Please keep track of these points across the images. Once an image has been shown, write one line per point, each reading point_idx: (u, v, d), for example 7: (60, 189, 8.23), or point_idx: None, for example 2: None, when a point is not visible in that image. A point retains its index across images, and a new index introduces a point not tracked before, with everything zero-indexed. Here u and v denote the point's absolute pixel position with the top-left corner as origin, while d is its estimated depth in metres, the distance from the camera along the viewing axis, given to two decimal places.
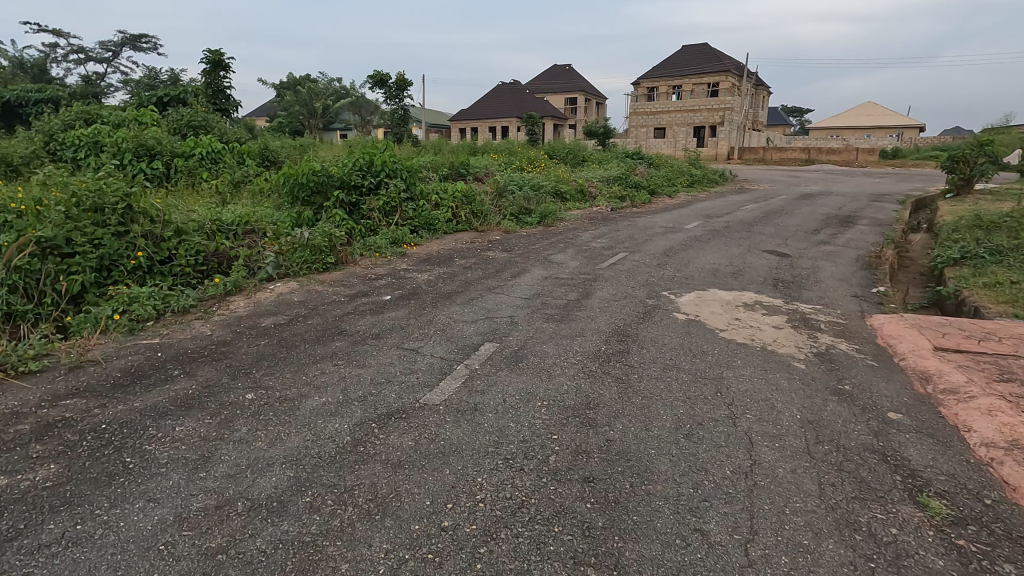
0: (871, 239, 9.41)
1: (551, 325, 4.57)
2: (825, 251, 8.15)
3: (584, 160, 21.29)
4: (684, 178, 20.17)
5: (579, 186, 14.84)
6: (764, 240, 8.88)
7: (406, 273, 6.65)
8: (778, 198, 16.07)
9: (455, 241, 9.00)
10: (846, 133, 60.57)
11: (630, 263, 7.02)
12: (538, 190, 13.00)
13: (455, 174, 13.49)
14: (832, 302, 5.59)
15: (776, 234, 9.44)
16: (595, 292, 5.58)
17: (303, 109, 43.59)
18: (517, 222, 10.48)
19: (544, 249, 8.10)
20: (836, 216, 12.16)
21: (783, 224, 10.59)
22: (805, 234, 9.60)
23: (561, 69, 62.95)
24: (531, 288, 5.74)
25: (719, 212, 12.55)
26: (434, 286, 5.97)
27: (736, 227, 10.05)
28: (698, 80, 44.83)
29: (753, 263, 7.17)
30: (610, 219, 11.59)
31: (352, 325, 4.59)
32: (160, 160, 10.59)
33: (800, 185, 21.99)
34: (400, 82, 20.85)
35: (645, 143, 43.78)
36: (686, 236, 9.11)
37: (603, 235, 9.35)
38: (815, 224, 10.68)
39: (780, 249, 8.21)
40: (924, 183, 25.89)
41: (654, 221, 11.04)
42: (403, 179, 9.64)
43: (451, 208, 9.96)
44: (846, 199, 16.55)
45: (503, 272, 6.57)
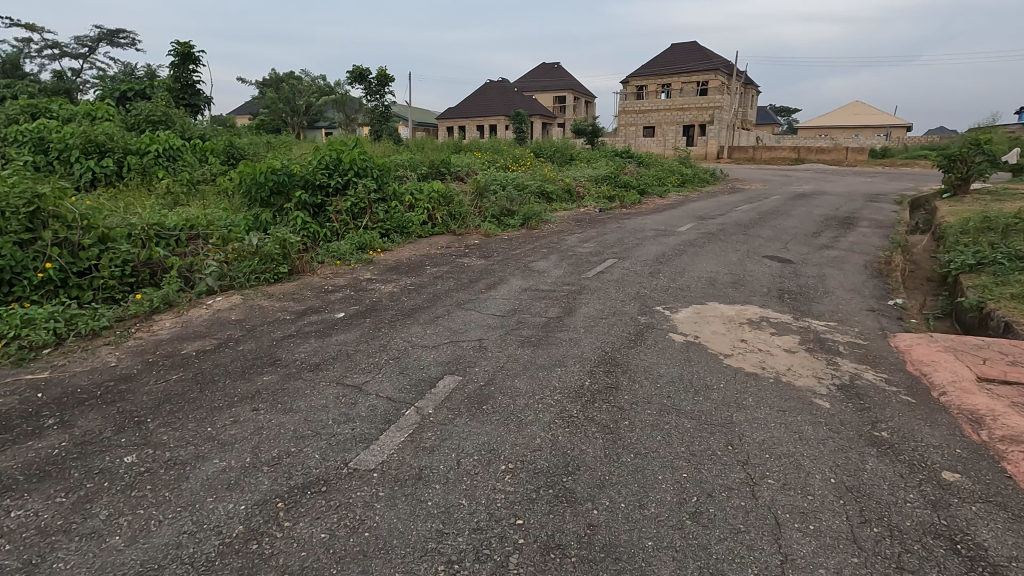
0: (876, 242, 8.81)
1: (526, 351, 3.86)
2: (829, 257, 7.53)
3: (571, 159, 20.62)
4: (675, 178, 19.57)
5: (566, 186, 14.19)
6: (763, 244, 8.25)
7: (370, 284, 5.91)
8: (772, 199, 15.52)
9: (429, 246, 8.27)
10: (835, 133, 60.54)
11: (620, 271, 6.34)
12: (522, 189, 12.31)
13: (435, 173, 12.77)
14: (847, 318, 4.93)
15: (775, 237, 8.82)
16: (579, 308, 4.90)
17: (286, 107, 42.49)
18: (498, 225, 9.78)
19: (525, 255, 7.39)
20: (834, 217, 11.59)
21: (781, 226, 9.98)
22: (805, 237, 8.99)
23: (550, 68, 62.36)
24: (508, 303, 5.04)
25: (712, 213, 11.94)
26: (398, 300, 5.24)
27: (732, 230, 9.43)
28: (687, 79, 44.42)
29: (754, 271, 6.52)
30: (598, 221, 10.91)
31: (290, 352, 3.85)
32: (110, 158, 9.75)
33: (792, 185, 21.51)
34: (380, 78, 19.99)
35: (634, 142, 43.23)
36: (679, 240, 8.46)
37: (590, 238, 8.68)
38: (815, 226, 10.09)
39: (781, 254, 7.57)
40: (916, 182, 25.55)
41: (644, 223, 10.39)
42: (373, 178, 8.92)
43: (427, 210, 9.24)
44: (842, 199, 16.03)
45: (477, 283, 5.86)
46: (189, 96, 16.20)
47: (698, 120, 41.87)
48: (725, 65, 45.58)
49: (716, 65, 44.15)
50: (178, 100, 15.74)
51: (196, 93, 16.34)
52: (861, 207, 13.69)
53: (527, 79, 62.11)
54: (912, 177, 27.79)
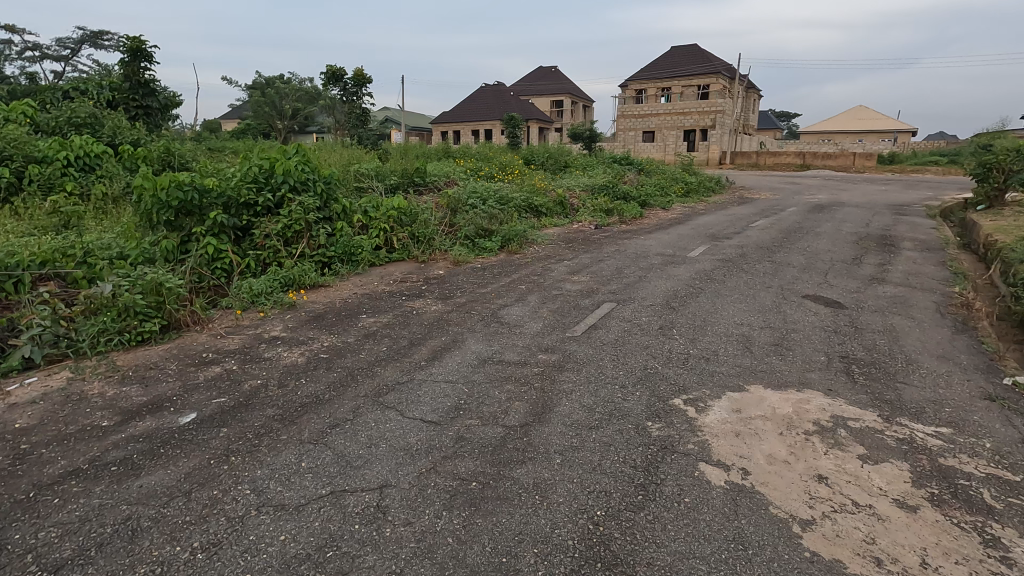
0: (934, 272, 7.18)
1: (455, 525, 2.20)
2: (887, 297, 5.89)
3: (567, 166, 19.02)
4: (679, 186, 18.02)
5: (556, 199, 12.62)
6: (798, 277, 6.60)
7: (271, 349, 4.25)
8: (788, 212, 13.94)
9: (380, 279, 6.64)
10: (839, 138, 59.13)
11: (620, 325, 4.69)
12: (504, 203, 10.70)
13: (406, 184, 11.18)
14: (963, 418, 3.27)
15: (808, 266, 7.21)
16: (558, 405, 3.23)
17: (272, 110, 40.97)
18: (472, 247, 8.14)
19: (498, 295, 5.75)
20: (866, 236, 10.02)
21: (811, 249, 8.39)
22: (845, 265, 7.37)
23: (546, 72, 61.01)
24: (453, 392, 3.38)
25: (726, 231, 10.34)
26: (294, 382, 3.58)
27: (755, 256, 7.80)
28: (687, 82, 43.02)
29: (798, 323, 4.88)
30: (593, 242, 9.31)
31: (38, 524, 2.19)
32: (5, 168, 8.11)
33: (804, 194, 19.96)
34: (358, 79, 18.35)
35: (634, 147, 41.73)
36: (693, 270, 6.81)
37: (582, 268, 7.06)
38: (850, 249, 8.50)
39: (825, 293, 5.93)
40: (935, 190, 24.01)
41: (648, 245, 8.78)
42: (316, 193, 7.32)
43: (383, 232, 7.60)
44: (866, 211, 14.44)
45: (421, 347, 4.21)
46: (141, 97, 14.41)
47: (699, 125, 40.42)
48: (727, 68, 44.22)
49: (718, 69, 42.80)
50: (126, 101, 14.10)
51: (150, 92, 14.55)
52: (889, 221, 12.15)
53: (523, 82, 60.70)
54: (927, 184, 26.37)
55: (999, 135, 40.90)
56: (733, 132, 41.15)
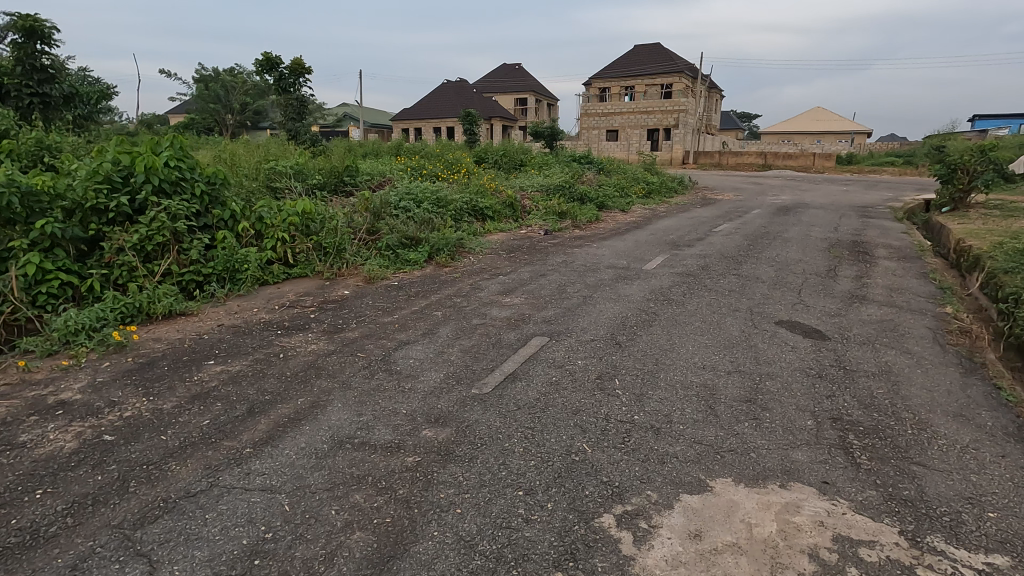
0: (918, 287, 6.31)
1: None
2: (874, 323, 4.91)
3: (523, 165, 17.91)
4: (640, 187, 17.14)
5: (504, 201, 11.51)
6: (769, 297, 5.60)
7: (38, 426, 2.94)
8: (753, 214, 13.15)
9: (264, 303, 5.36)
10: (799, 138, 59.92)
11: (547, 375, 3.55)
12: (441, 207, 9.52)
13: (331, 185, 9.89)
14: (1020, 535, 2.23)
15: (780, 283, 6.24)
16: (419, 540, 2.06)
17: (218, 105, 38.69)
18: (393, 259, 6.92)
19: (402, 328, 4.54)
20: (836, 243, 9.20)
21: (780, 260, 7.48)
22: (820, 280, 6.44)
23: (510, 69, 60.01)
24: (261, 516, 2.17)
25: (688, 237, 9.39)
26: (21, 499, 2.30)
27: (719, 269, 6.81)
28: (651, 81, 42.62)
29: (774, 367, 3.83)
30: (539, 251, 8.19)
31: None
32: None
33: (768, 195, 19.38)
34: (294, 68, 16.46)
35: (598, 145, 41.03)
36: (648, 289, 5.76)
37: (518, 287, 5.91)
38: (823, 260, 7.61)
39: (802, 319, 4.92)
40: (895, 190, 23.92)
41: (600, 255, 7.71)
42: (192, 196, 5.97)
43: (279, 243, 6.31)
44: (833, 213, 13.78)
45: (259, 420, 2.98)
46: (37, 84, 12.53)
47: (662, 124, 39.99)
48: (689, 67, 44.00)
49: (680, 68, 42.53)
50: (17, 88, 12.25)
51: (49, 79, 12.68)
52: (857, 225, 11.45)
53: (486, 79, 59.52)
54: (886, 185, 26.39)
55: (950, 137, 41.83)
56: (695, 132, 40.90)
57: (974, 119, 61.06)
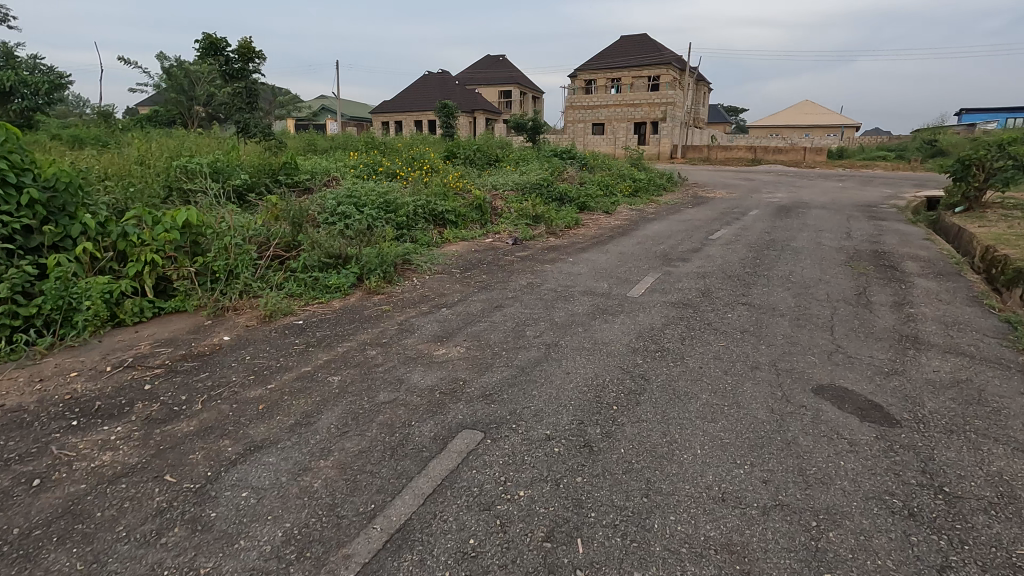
0: (978, 320, 4.96)
1: None
2: (948, 388, 3.51)
3: (498, 161, 16.36)
4: (626, 184, 15.69)
5: (470, 202, 10.04)
6: (795, 344, 4.18)
7: None
8: (751, 216, 11.82)
9: (97, 360, 3.79)
10: (787, 132, 59.00)
11: (459, 536, 2.08)
12: (388, 213, 8.03)
13: (260, 187, 8.48)
14: None
15: (804, 318, 4.83)
16: None
17: (183, 97, 36.50)
18: (307, 286, 5.37)
19: (267, 413, 3.04)
20: (854, 254, 7.85)
21: (797, 280, 6.09)
22: (851, 312, 5.06)
23: (493, 61, 58.22)
24: None
25: (682, 247, 7.98)
26: None
27: (724, 296, 5.37)
28: (637, 73, 41.31)
29: (833, 494, 2.41)
30: (502, 268, 6.70)
31: None
32: None
33: (762, 193, 18.07)
34: (243, 51, 14.58)
35: (583, 140, 39.56)
36: (635, 332, 4.30)
37: (461, 329, 4.44)
38: (846, 280, 6.23)
39: (849, 385, 3.50)
40: (892, 187, 22.82)
41: (576, 274, 6.26)
42: (18, 206, 4.37)
43: (146, 268, 4.74)
44: (837, 215, 12.49)
45: None
46: None
47: (650, 117, 38.61)
48: (676, 58, 42.68)
49: (668, 60, 41.20)
50: None
51: None
52: (869, 229, 10.14)
53: (468, 71, 57.80)
54: (881, 181, 25.32)
55: (941, 131, 41.08)
56: (683, 125, 39.59)
57: (961, 114, 60.67)
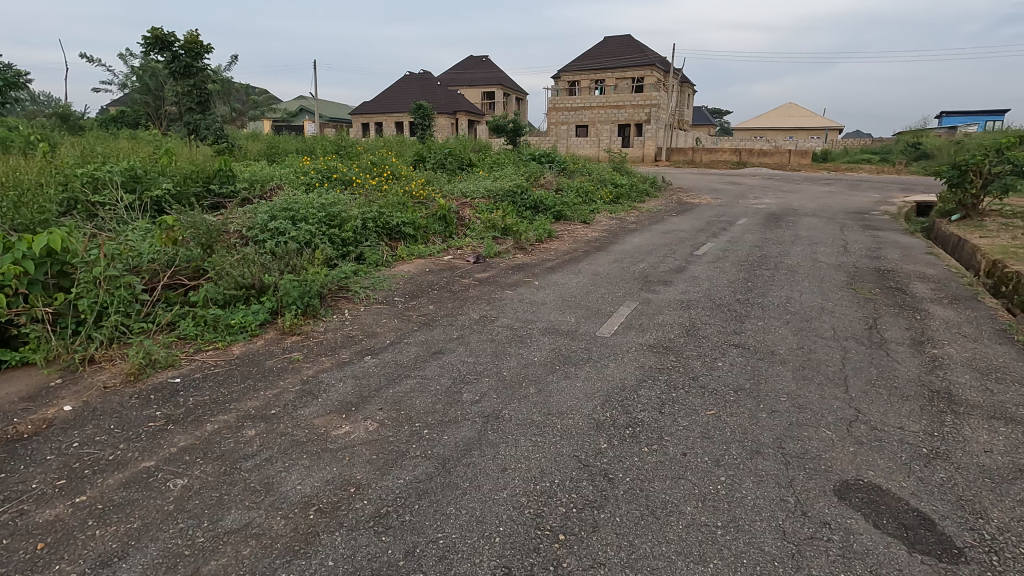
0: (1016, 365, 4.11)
1: None
2: (1012, 484, 2.63)
3: (472, 166, 15.37)
4: (607, 191, 14.80)
5: (432, 213, 9.13)
6: (802, 410, 3.28)
7: None
8: (739, 226, 11.00)
9: None
10: (771, 135, 58.81)
11: None
12: (331, 228, 7.06)
13: (185, 198, 7.45)
14: None
15: (809, 367, 3.93)
16: None
17: (149, 97, 34.97)
18: (204, 327, 4.38)
19: (46, 558, 2.06)
20: (855, 273, 7.02)
21: (795, 311, 5.22)
22: (865, 356, 4.19)
23: (476, 63, 57.47)
24: None
25: (663, 266, 7.10)
26: None
27: (712, 335, 4.47)
28: (621, 74, 40.78)
29: None
30: (455, 295, 5.75)
31: None
32: None
33: (749, 199, 17.31)
34: (189, 44, 13.52)
35: (566, 142, 38.76)
36: (601, 394, 3.37)
37: (380, 390, 3.47)
38: (852, 310, 5.37)
39: (881, 483, 2.60)
40: (880, 191, 22.29)
41: (539, 305, 5.33)
42: None
43: None
44: (830, 224, 11.73)
45: None
46: None
47: (634, 120, 37.92)
48: (660, 60, 42.14)
49: (652, 61, 40.56)
50: None
51: None
52: (865, 241, 9.36)
53: (451, 73, 56.86)
54: (868, 185, 24.77)
55: (924, 134, 40.97)
56: (667, 128, 38.97)
57: (942, 117, 61.00)
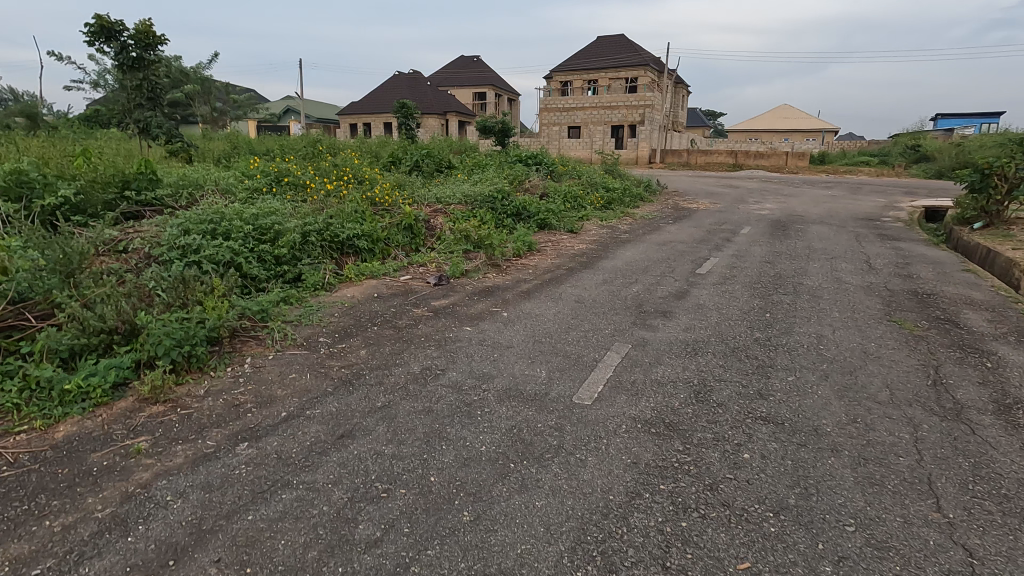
0: None
1: None
2: None
3: (451, 168, 14.18)
4: (598, 195, 13.63)
5: (394, 222, 7.98)
6: (885, 557, 2.10)
7: None
8: (744, 235, 9.87)
9: None
10: (766, 137, 58.01)
11: None
12: (260, 244, 5.87)
13: (91, 208, 6.26)
14: None
15: (873, 461, 2.75)
16: None
17: None
18: (31, 394, 3.18)
19: None
20: (889, 298, 5.87)
21: (832, 358, 4.05)
22: (944, 436, 3.02)
23: (468, 62, 56.53)
24: None
25: (660, 289, 5.95)
26: None
27: (732, 402, 3.28)
28: (615, 75, 39.91)
29: None
30: (398, 333, 4.54)
31: None
32: None
33: (749, 204, 16.21)
34: (140, 35, 11.87)
35: (558, 143, 37.64)
36: (572, 530, 2.17)
37: (234, 516, 2.26)
38: (903, 356, 4.19)
39: None
40: (884, 195, 21.29)
41: (503, 350, 4.13)
42: None
43: None
44: (842, 233, 10.62)
45: None
46: None
47: (627, 121, 36.91)
48: (654, 60, 41.22)
49: (646, 62, 39.57)
50: None
51: None
52: (888, 255, 8.21)
53: (442, 73, 55.78)
54: (870, 188, 23.79)
55: (922, 136, 40.08)
56: (662, 129, 37.98)
57: (937, 119, 60.30)
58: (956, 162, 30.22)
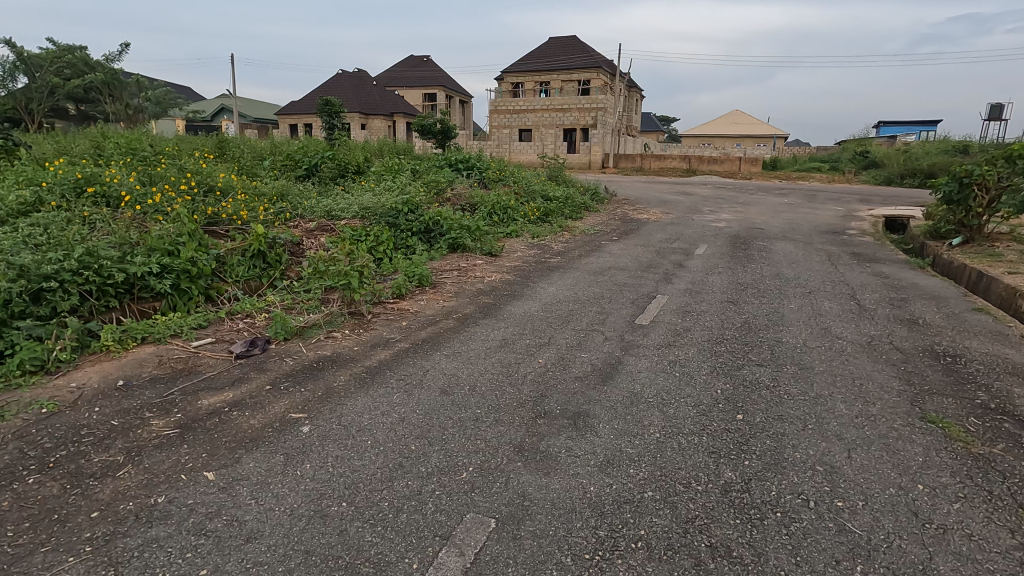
0: None
1: None
2: None
3: (360, 173, 11.95)
4: (533, 206, 11.72)
5: (231, 248, 5.79)
6: None
7: None
8: (700, 258, 8.10)
9: None
10: (718, 142, 57.89)
11: None
12: None
13: None
14: None
15: None
16: None
17: (20, 90, 29.80)
18: None
19: None
20: (903, 366, 4.08)
21: (867, 546, 2.14)
22: None
23: (417, 62, 54.33)
24: None
25: (579, 358, 3.99)
26: None
27: None
28: (566, 77, 38.48)
29: None
30: (63, 494, 2.38)
31: None
32: None
33: (703, 214, 14.68)
34: None
35: (508, 146, 35.84)
36: None
37: None
38: (985, 524, 2.31)
39: None
40: (840, 203, 20.21)
41: (231, 552, 2.04)
42: None
43: None
44: (811, 253, 9.01)
45: None
46: None
47: (579, 124, 35.46)
48: (607, 62, 39.99)
49: (598, 63, 38.30)
50: None
51: None
52: (876, 287, 6.51)
53: (390, 73, 53.28)
54: (826, 195, 22.76)
55: (869, 143, 40.13)
56: (615, 133, 36.72)
57: (880, 126, 61.53)
58: (905, 168, 29.81)
